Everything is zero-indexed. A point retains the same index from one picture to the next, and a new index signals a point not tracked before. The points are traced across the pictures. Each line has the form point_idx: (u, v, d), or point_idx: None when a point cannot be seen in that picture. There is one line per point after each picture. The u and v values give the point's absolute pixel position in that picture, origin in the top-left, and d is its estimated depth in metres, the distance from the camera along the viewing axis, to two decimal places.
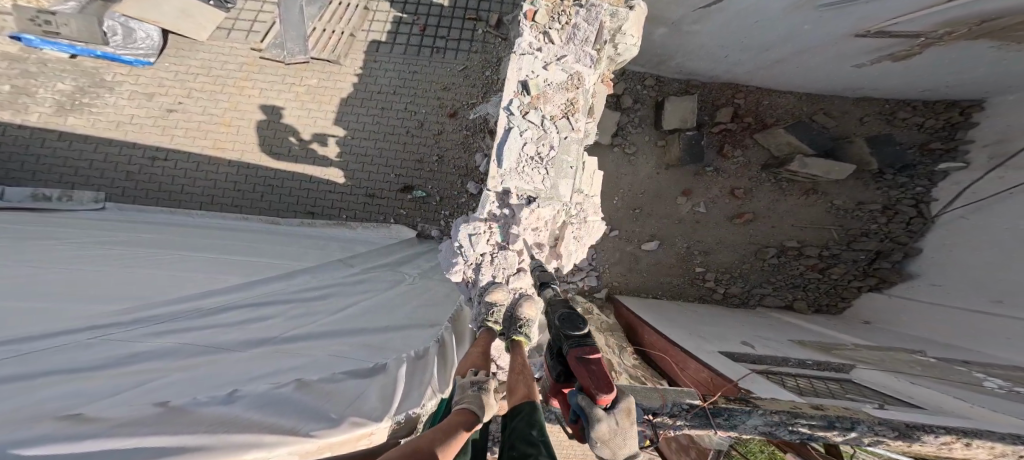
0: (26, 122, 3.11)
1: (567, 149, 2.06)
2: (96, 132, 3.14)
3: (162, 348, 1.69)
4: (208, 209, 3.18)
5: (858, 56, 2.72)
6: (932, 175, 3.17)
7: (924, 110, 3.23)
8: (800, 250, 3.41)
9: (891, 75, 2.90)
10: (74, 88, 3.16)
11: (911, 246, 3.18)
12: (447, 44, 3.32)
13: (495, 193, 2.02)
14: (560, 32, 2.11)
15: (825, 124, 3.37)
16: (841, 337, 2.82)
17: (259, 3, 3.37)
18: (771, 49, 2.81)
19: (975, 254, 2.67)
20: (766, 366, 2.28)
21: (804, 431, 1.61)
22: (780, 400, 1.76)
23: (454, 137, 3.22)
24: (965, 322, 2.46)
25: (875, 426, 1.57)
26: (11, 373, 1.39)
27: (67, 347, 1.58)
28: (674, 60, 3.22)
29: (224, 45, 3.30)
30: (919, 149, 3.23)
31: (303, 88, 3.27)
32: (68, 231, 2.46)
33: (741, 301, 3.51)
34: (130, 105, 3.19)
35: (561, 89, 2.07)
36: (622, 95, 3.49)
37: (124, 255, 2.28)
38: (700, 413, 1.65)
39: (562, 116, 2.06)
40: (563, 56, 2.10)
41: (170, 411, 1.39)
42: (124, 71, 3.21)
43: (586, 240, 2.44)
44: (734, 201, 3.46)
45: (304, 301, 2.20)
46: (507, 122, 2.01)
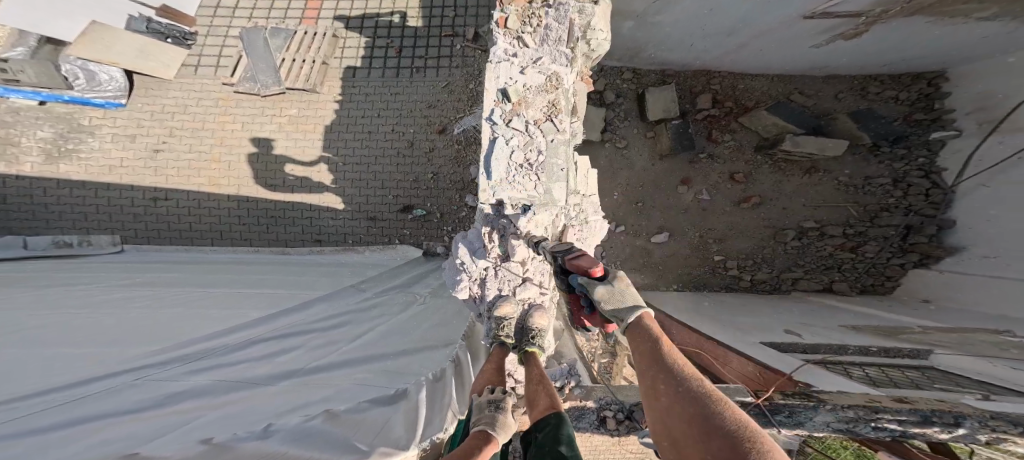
0: (22, 173, 3.21)
1: (555, 152, 1.97)
2: (93, 178, 3.24)
3: (199, 386, 1.72)
4: (221, 244, 3.23)
5: (807, 39, 2.70)
6: (925, 144, 3.04)
7: (893, 84, 3.15)
8: (822, 230, 3.23)
9: (854, 51, 2.83)
10: (55, 136, 3.23)
11: (943, 218, 2.96)
12: (426, 63, 3.30)
13: (491, 207, 1.93)
14: (534, 35, 2.04)
15: (803, 103, 3.26)
16: (903, 319, 2.50)
17: (221, 38, 3.42)
18: (733, 33, 2.72)
19: (1014, 217, 2.40)
20: (825, 355, 1.94)
21: (891, 429, 1.30)
22: (851, 393, 1.47)
23: (446, 153, 3.19)
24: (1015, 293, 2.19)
25: (988, 420, 1.18)
26: (72, 419, 1.46)
27: (116, 390, 1.63)
28: (646, 53, 3.12)
29: (193, 80, 3.35)
30: (904, 121, 3.11)
31: (285, 118, 3.29)
32: (85, 276, 2.54)
33: (773, 287, 3.30)
34: (115, 148, 3.26)
35: (541, 92, 2.01)
36: (604, 91, 3.39)
37: (135, 295, 2.30)
38: (758, 412, 1.51)
39: (546, 119, 2.00)
40: (539, 58, 2.04)
41: (212, 449, 1.43)
42: (99, 114, 3.27)
43: (591, 244, 2.19)
44: (737, 186, 3.32)
45: (324, 331, 2.18)
46: (490, 132, 1.96)
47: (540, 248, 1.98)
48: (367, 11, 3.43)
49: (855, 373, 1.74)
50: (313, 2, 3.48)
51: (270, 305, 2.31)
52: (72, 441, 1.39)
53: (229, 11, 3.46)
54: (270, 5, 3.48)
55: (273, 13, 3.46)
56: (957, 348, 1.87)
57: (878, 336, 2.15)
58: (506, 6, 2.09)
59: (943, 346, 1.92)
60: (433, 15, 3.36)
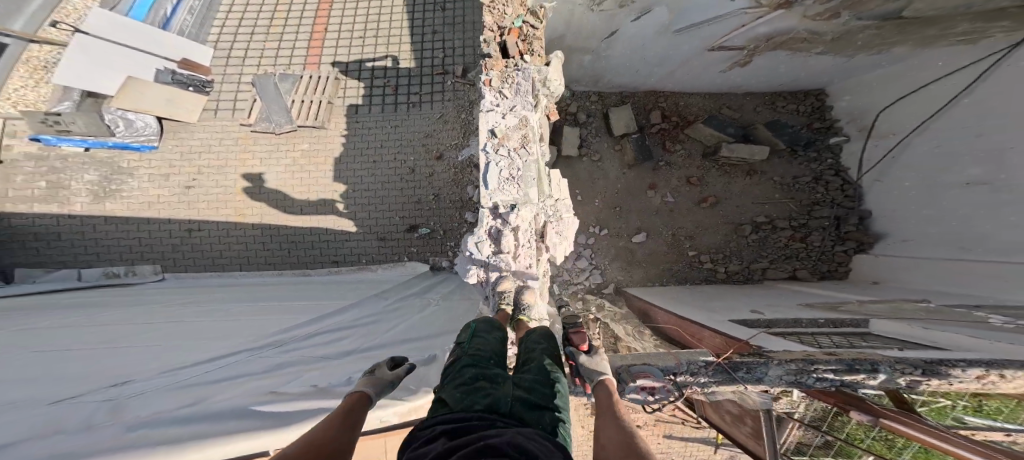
0: (73, 212, 3.41)
1: (528, 165, 2.24)
2: (133, 214, 3.46)
3: (291, 357, 2.13)
4: (248, 269, 3.44)
5: (718, 65, 3.28)
6: (829, 148, 3.72)
7: (793, 99, 3.80)
8: (773, 224, 3.64)
9: (763, 73, 3.41)
10: (99, 178, 3.47)
11: (862, 209, 3.54)
12: (420, 98, 3.70)
13: (487, 209, 2.14)
14: (507, 86, 2.40)
15: (731, 115, 3.78)
16: (846, 295, 2.89)
17: (236, 85, 3.83)
18: (662, 63, 3.31)
19: (946, 200, 2.84)
20: (778, 329, 2.20)
21: (829, 379, 1.64)
22: (793, 351, 1.77)
23: (445, 176, 3.49)
24: (966, 274, 2.58)
25: (896, 364, 1.58)
26: (219, 378, 1.91)
27: (236, 364, 2.01)
28: (605, 78, 3.58)
29: (214, 123, 3.68)
30: (809, 129, 3.76)
31: (298, 152, 3.59)
32: (135, 303, 2.81)
33: (746, 277, 3.62)
34: (152, 187, 3.49)
35: (516, 129, 2.30)
36: (577, 112, 3.79)
37: (186, 314, 2.57)
38: (720, 369, 1.71)
39: (520, 147, 2.26)
40: (512, 106, 2.36)
41: (321, 390, 1.87)
42: (135, 157, 3.53)
43: (568, 235, 2.58)
44: (694, 189, 3.72)
45: (362, 325, 2.47)
46: (485, 159, 2.23)
47: (526, 238, 2.16)
48: (359, 54, 3.93)
49: (818, 339, 2.00)
50: (314, 50, 3.98)
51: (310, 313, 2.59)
52: (221, 390, 1.83)
53: (240, 61, 3.94)
54: (275, 54, 3.99)
55: (279, 60, 3.96)
56: (892, 316, 2.18)
57: (826, 312, 2.45)
58: (487, 70, 2.46)
59: (876, 315, 2.23)
60: (424, 58, 3.84)
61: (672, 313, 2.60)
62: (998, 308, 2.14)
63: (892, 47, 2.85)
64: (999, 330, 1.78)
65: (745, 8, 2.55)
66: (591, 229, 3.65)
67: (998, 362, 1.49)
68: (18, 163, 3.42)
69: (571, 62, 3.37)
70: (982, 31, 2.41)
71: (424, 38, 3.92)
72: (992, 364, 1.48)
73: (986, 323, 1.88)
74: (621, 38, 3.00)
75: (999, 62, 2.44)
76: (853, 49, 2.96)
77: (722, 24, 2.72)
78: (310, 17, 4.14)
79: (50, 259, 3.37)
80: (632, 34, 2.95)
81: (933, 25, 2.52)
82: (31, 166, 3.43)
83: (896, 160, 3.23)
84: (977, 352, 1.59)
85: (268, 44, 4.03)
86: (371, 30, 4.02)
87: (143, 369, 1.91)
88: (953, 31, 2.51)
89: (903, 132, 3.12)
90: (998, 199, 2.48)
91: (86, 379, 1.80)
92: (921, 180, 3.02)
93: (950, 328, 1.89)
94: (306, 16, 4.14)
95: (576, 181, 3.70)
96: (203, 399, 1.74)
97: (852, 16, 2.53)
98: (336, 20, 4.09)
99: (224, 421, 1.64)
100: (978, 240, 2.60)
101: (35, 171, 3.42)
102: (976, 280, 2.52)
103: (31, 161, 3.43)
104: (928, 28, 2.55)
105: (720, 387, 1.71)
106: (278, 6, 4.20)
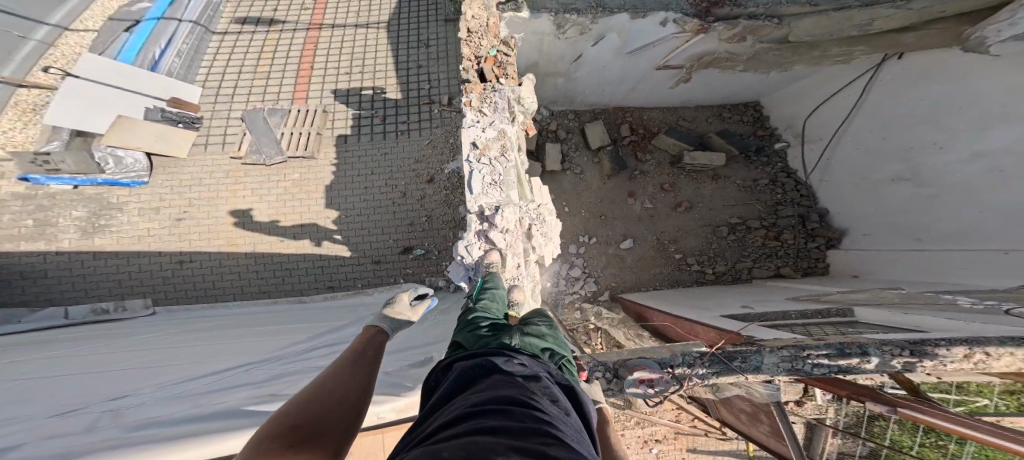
0: (61, 249, 3.35)
1: (508, 171, 2.32)
2: (124, 247, 3.41)
3: (287, 368, 2.16)
4: (242, 298, 3.38)
5: (666, 81, 3.62)
6: (776, 153, 4.03)
7: (737, 111, 4.17)
8: (746, 224, 3.81)
9: (714, 84, 3.73)
10: (89, 214, 3.45)
11: (818, 207, 3.79)
12: (408, 127, 3.85)
13: (474, 215, 2.17)
14: (487, 105, 2.53)
15: (688, 127, 4.10)
16: (829, 288, 3.00)
17: (226, 120, 3.94)
18: (623, 81, 3.61)
19: (896, 195, 3.11)
20: (771, 321, 2.26)
21: (826, 365, 1.61)
22: (784, 339, 1.78)
23: (436, 198, 3.57)
24: (939, 260, 2.74)
25: (883, 346, 1.56)
26: (216, 387, 1.94)
27: (234, 374, 2.06)
28: (580, 97, 3.86)
29: (206, 157, 3.74)
30: (755, 136, 4.09)
31: (290, 181, 3.64)
32: (120, 335, 2.70)
33: (735, 278, 3.69)
34: (143, 220, 3.48)
35: (495, 139, 2.37)
36: (557, 130, 4.00)
37: (179, 341, 2.53)
38: (715, 359, 1.68)
39: (500, 153, 2.33)
40: (494, 121, 2.45)
41: None
42: (124, 192, 3.55)
43: (551, 238, 2.72)
44: (668, 194, 3.90)
45: None
46: (468, 168, 2.27)
47: (511, 240, 2.21)
48: (344, 87, 4.11)
49: (808, 329, 2.02)
50: (301, 86, 4.14)
51: (311, 330, 2.60)
52: (219, 396, 1.86)
53: (229, 98, 4.07)
54: (264, 91, 4.12)
55: (267, 96, 4.09)
56: (873, 304, 2.28)
57: (814, 303, 2.54)
58: (467, 93, 2.63)
59: (858, 303, 2.33)
60: (410, 89, 4.03)
61: (666, 311, 2.67)
62: (969, 291, 2.27)
63: (792, 66, 3.41)
64: (969, 310, 1.89)
65: (674, 33, 2.98)
66: (580, 239, 3.74)
67: (980, 340, 1.51)
68: (5, 203, 3.40)
69: (546, 84, 3.62)
70: (849, 54, 3.05)
71: (409, 71, 4.14)
72: (975, 343, 1.49)
73: (957, 305, 2.01)
74: (586, 61, 3.31)
75: (872, 79, 3.13)
76: (768, 66, 3.42)
77: (660, 47, 3.13)
78: (295, 56, 4.34)
79: (35, 297, 3.24)
80: (594, 58, 3.28)
81: (816, 48, 3.06)
82: (19, 205, 3.41)
83: (829, 163, 3.63)
84: (957, 331, 1.63)
85: (256, 82, 4.18)
86: (357, 66, 4.23)
87: (139, 384, 1.93)
88: (829, 54, 3.10)
89: (827, 137, 3.58)
90: (927, 194, 2.90)
91: (85, 398, 1.79)
92: (855, 181, 3.43)
93: (927, 311, 1.98)
94: (291, 55, 4.34)
95: (561, 193, 3.84)
96: (204, 402, 1.81)
97: (755, 39, 3.03)
98: (322, 59, 4.30)
99: (231, 418, 1.69)
100: (929, 228, 2.88)
101: (23, 210, 3.40)
102: (950, 270, 2.66)
103: (18, 201, 3.41)
104: (813, 51, 3.09)
105: (720, 379, 1.67)
106: (264, 47, 4.40)
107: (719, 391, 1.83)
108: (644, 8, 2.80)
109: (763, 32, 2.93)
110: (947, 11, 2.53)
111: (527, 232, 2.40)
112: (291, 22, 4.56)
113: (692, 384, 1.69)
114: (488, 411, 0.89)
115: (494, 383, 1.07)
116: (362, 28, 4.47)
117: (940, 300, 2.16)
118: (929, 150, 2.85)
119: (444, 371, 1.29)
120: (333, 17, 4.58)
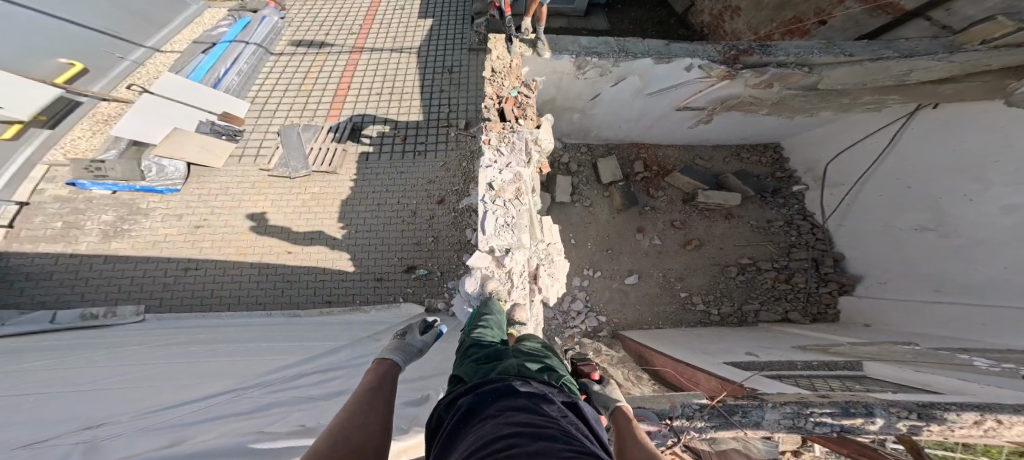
0: (77, 251, 3.46)
1: (521, 214, 2.37)
2: (136, 252, 3.50)
3: (282, 399, 2.09)
4: (237, 308, 3.38)
5: (686, 122, 3.68)
6: (793, 195, 4.01)
7: (755, 151, 4.20)
8: (756, 265, 3.75)
9: (727, 126, 3.78)
10: (115, 219, 3.59)
11: (835, 252, 3.69)
12: (426, 148, 3.95)
13: (483, 250, 2.21)
14: (505, 144, 2.60)
15: (706, 166, 4.14)
16: (841, 338, 2.88)
17: (264, 134, 4.15)
18: (640, 119, 3.66)
19: (920, 244, 3.02)
20: (777, 372, 2.18)
21: (829, 423, 1.57)
22: (787, 393, 1.73)
23: (444, 219, 3.62)
24: (967, 317, 2.62)
25: (890, 408, 1.53)
26: (210, 416, 1.90)
27: (219, 403, 2.00)
28: (594, 132, 3.91)
29: (239, 169, 3.90)
30: (773, 177, 4.09)
31: (308, 195, 3.75)
32: (117, 346, 2.72)
33: (740, 320, 3.60)
34: (162, 226, 3.59)
35: (511, 182, 2.43)
36: (568, 162, 4.08)
37: (181, 355, 2.57)
38: (715, 413, 1.65)
39: (515, 198, 2.39)
40: (510, 163, 2.51)
41: (308, 429, 1.82)
42: (157, 199, 3.68)
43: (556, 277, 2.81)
44: (678, 231, 3.89)
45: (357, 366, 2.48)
46: (482, 207, 2.34)
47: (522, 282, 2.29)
48: (374, 107, 4.27)
49: (815, 382, 1.97)
50: (336, 105, 4.31)
51: (304, 353, 2.62)
52: (208, 428, 1.80)
53: (270, 114, 4.28)
54: (303, 108, 4.32)
55: (303, 113, 4.28)
56: (880, 359, 2.22)
57: (819, 353, 2.47)
58: (487, 131, 2.71)
59: (869, 358, 2.24)
60: (433, 112, 4.17)
61: (670, 356, 2.61)
62: (985, 351, 2.19)
63: (818, 112, 3.39)
64: (984, 373, 1.81)
65: (699, 78, 3.04)
66: (584, 272, 3.72)
67: (992, 406, 1.47)
68: (43, 204, 3.60)
69: (563, 120, 3.71)
70: (880, 101, 3.06)
71: (433, 95, 4.28)
72: (986, 409, 1.47)
73: (971, 366, 1.92)
74: (604, 100, 3.38)
75: (906, 126, 3.07)
76: (792, 111, 3.42)
77: (683, 89, 3.19)
78: (336, 76, 4.55)
79: (29, 299, 3.28)
80: (613, 100, 3.37)
81: (845, 94, 3.08)
82: (56, 207, 3.59)
83: (848, 208, 3.59)
84: (973, 395, 1.58)
85: (298, 100, 4.39)
86: (388, 88, 4.40)
87: (116, 412, 1.87)
88: (860, 101, 3.11)
89: (850, 182, 3.54)
90: (951, 244, 2.82)
91: (63, 422, 1.75)
92: (876, 226, 3.35)
93: (940, 371, 1.91)
94: (333, 76, 4.55)
95: (569, 226, 3.86)
96: (185, 439, 1.70)
97: (783, 86, 3.04)
98: (359, 80, 4.50)
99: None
100: (951, 282, 2.80)
101: (58, 211, 3.58)
102: (978, 324, 2.55)
103: (56, 203, 3.61)
104: (844, 97, 3.10)
105: (718, 433, 1.63)
106: (312, 66, 4.65)
107: (717, 443, 1.78)
108: (668, 54, 2.86)
109: (792, 80, 2.95)
110: (992, 64, 2.53)
111: (535, 271, 2.47)
112: (338, 46, 4.82)
113: (690, 437, 1.65)
114: (494, 454, 0.88)
115: (495, 417, 1.07)
116: (397, 53, 4.68)
117: (956, 359, 2.08)
118: (962, 202, 2.75)
119: (448, 408, 1.27)
120: (374, 42, 4.83)
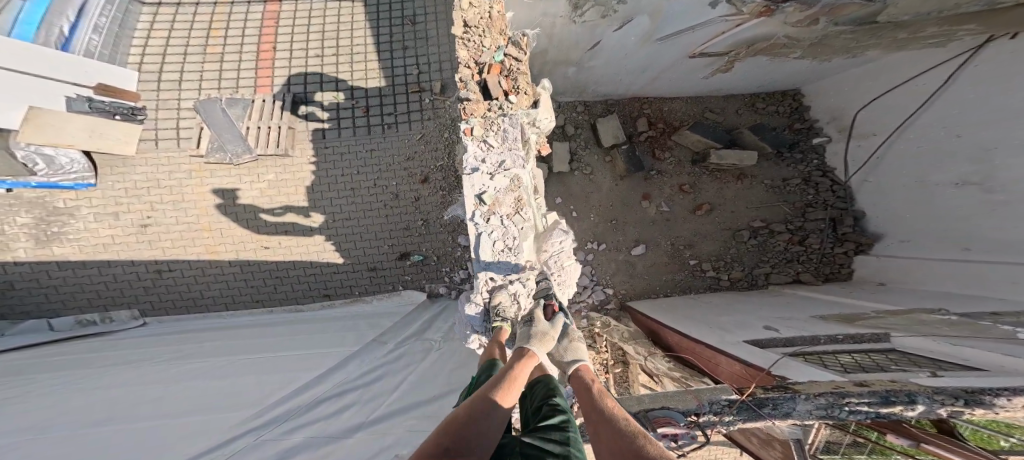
0: (19, 258, 3.46)
1: (523, 231, 2.11)
2: (88, 256, 3.49)
3: (297, 443, 2.28)
4: (235, 307, 3.56)
5: (701, 69, 3.25)
6: (813, 148, 3.78)
7: (772, 100, 3.85)
8: (770, 228, 3.68)
9: (737, 74, 3.36)
10: (34, 220, 3.44)
11: (854, 210, 3.59)
12: (397, 119, 3.58)
13: (484, 279, 2.10)
14: (492, 134, 2.22)
15: (716, 120, 3.83)
16: (864, 303, 2.76)
17: (174, 112, 3.63)
18: (646, 70, 3.24)
19: (954, 198, 2.77)
20: (802, 349, 2.14)
21: (864, 412, 1.47)
22: (822, 381, 1.62)
23: (432, 200, 3.47)
24: (990, 273, 2.47)
25: (935, 395, 1.38)
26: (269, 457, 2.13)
27: (246, 448, 2.19)
28: (591, 88, 3.50)
29: (157, 155, 3.54)
30: (789, 130, 3.83)
31: (264, 184, 3.53)
32: (134, 352, 3.02)
33: (750, 283, 3.65)
34: (105, 228, 3.49)
35: (508, 191, 2.13)
36: (565, 125, 3.73)
37: (195, 368, 2.78)
38: (743, 407, 1.58)
39: (516, 213, 2.12)
40: (503, 162, 2.17)
41: None
42: (71, 196, 3.46)
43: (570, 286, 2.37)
44: (687, 196, 3.71)
45: (367, 384, 2.67)
46: (474, 229, 2.12)
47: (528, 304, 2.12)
48: (309, 71, 3.70)
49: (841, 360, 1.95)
50: (263, 72, 3.72)
51: (314, 368, 2.75)
52: None
53: (173, 84, 3.69)
54: (218, 76, 3.71)
55: (223, 84, 3.70)
56: (911, 330, 2.08)
57: (842, 324, 2.36)
58: (469, 117, 2.30)
59: (898, 330, 2.09)
60: (396, 76, 3.64)
61: (681, 333, 2.66)
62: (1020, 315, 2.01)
63: (864, 50, 2.86)
64: None
65: (725, 15, 2.47)
66: (588, 245, 3.65)
67: None
68: None
69: (555, 74, 3.26)
70: (948, 34, 2.41)
71: (394, 53, 3.69)
72: None
73: (1015, 338, 1.71)
74: (603, 48, 2.89)
75: (966, 63, 2.53)
76: (829, 52, 2.95)
77: (702, 30, 2.65)
78: (253, 33, 3.80)
79: (13, 311, 3.48)
80: (614, 50, 2.92)
81: (904, 28, 2.43)
82: None
83: (879, 162, 3.30)
84: None
85: (207, 65, 3.73)
86: (331, 46, 3.74)
87: None
88: (923, 35, 2.48)
89: (884, 133, 3.19)
90: (990, 199, 2.55)
91: None
92: (909, 180, 3.08)
93: (978, 343, 1.75)
94: (247, 33, 3.79)
95: (570, 197, 3.66)
96: None
97: (830, 21, 2.41)
98: (286, 37, 3.77)
99: None
100: (976, 238, 2.65)
101: None
102: (1007, 280, 2.35)
103: None
104: (901, 31, 2.47)
105: (745, 424, 1.59)
106: (212, 22, 3.82)
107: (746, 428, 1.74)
108: None
109: (843, 12, 2.30)
110: None
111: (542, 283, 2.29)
112: None
113: (716, 429, 1.64)
114: None
115: None
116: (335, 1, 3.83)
117: (998, 332, 1.85)
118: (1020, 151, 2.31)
119: None
120: None
